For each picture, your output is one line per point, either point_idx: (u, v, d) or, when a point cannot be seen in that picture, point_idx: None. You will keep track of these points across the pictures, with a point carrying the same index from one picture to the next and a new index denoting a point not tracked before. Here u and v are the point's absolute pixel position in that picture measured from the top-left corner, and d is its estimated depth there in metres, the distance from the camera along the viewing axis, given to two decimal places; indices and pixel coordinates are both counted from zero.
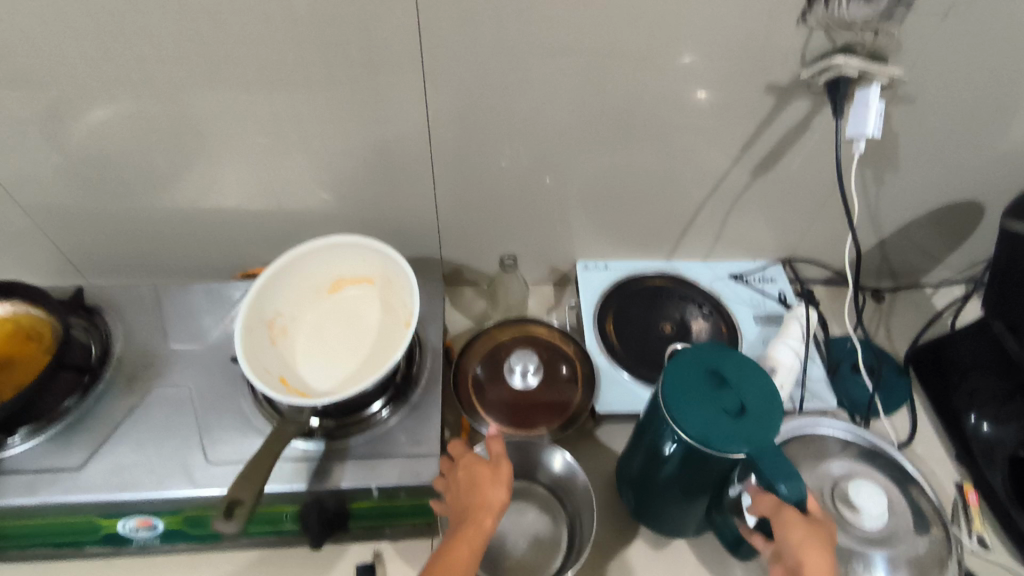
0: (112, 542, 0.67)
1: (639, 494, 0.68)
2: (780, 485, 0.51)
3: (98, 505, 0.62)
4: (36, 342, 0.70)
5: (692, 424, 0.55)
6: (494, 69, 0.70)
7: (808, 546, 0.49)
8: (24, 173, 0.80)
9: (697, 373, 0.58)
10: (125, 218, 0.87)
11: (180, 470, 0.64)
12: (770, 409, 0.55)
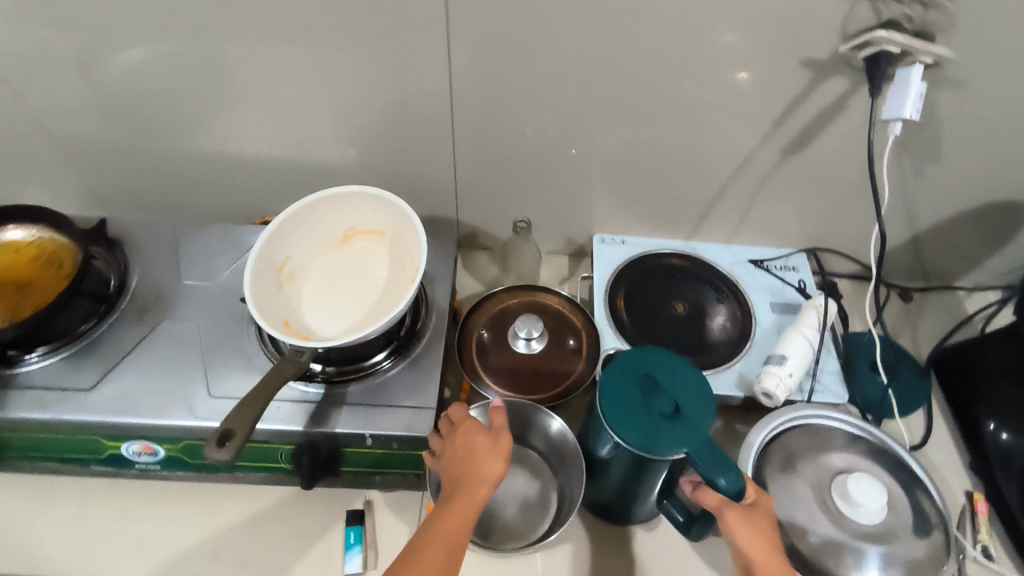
0: (115, 463, 0.70)
1: (595, 482, 0.68)
2: (719, 479, 0.51)
3: (102, 427, 0.64)
4: (57, 268, 0.71)
5: (629, 432, 0.54)
6: (520, 27, 0.69)
7: (752, 545, 0.51)
8: (57, 105, 0.82)
9: (631, 379, 0.57)
10: (151, 157, 0.89)
11: (181, 401, 0.66)
12: (705, 408, 0.55)
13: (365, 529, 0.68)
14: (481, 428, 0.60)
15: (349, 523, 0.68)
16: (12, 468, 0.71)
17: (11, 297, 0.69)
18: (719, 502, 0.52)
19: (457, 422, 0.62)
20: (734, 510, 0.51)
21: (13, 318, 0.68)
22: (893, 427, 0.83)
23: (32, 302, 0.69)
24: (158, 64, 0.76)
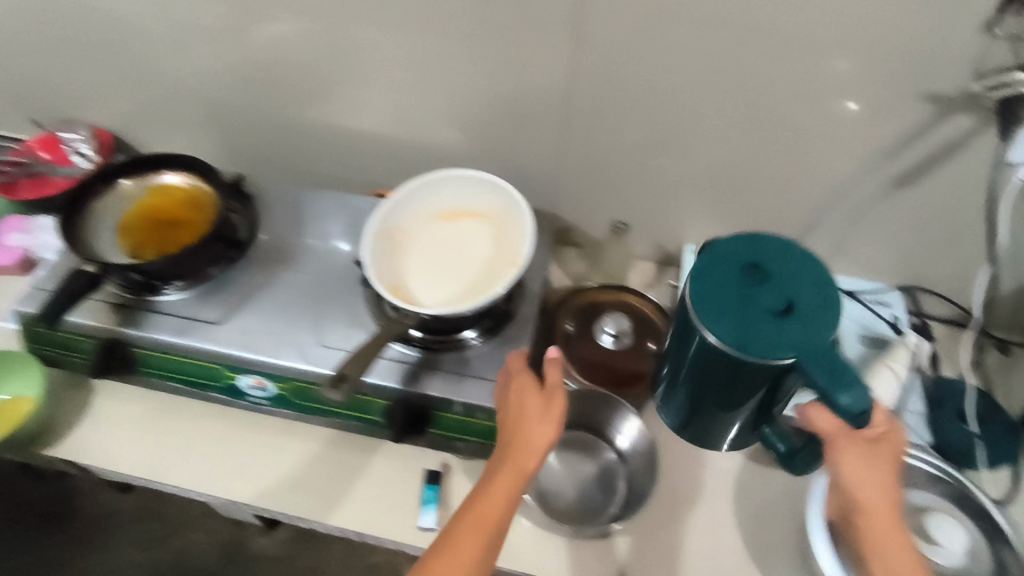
0: (228, 393, 0.77)
1: (680, 416, 0.68)
2: (841, 396, 0.50)
3: (225, 357, 0.72)
4: (202, 213, 0.80)
5: (727, 328, 0.53)
6: (643, 36, 0.72)
7: (861, 480, 0.53)
8: (210, 69, 0.91)
9: (735, 272, 0.56)
10: (279, 128, 0.97)
11: (295, 345, 0.72)
12: (821, 309, 0.53)
13: (440, 488, 0.73)
14: (533, 390, 0.60)
15: (426, 482, 0.73)
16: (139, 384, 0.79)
17: (161, 235, 0.78)
18: (835, 424, 0.53)
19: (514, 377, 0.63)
20: (845, 434, 0.53)
21: (163, 254, 0.76)
22: (975, 478, 0.81)
23: (178, 241, 0.77)
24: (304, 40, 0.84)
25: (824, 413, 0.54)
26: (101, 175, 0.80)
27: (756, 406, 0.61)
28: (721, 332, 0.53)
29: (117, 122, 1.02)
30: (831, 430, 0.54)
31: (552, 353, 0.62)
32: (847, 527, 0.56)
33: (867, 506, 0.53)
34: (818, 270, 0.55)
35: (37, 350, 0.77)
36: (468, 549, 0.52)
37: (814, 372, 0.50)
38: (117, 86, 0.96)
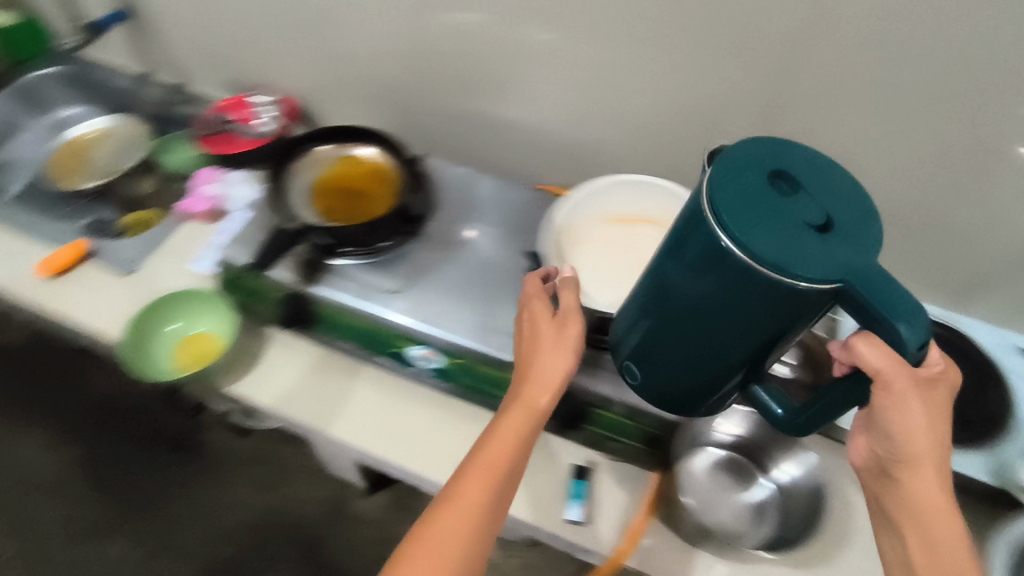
0: (394, 360, 0.78)
1: (659, 363, 0.57)
2: (900, 325, 0.41)
3: (400, 327, 0.76)
4: (385, 188, 0.85)
5: (773, 245, 0.42)
6: (862, 61, 0.70)
7: (922, 434, 0.47)
8: (399, 49, 0.94)
9: (759, 176, 0.45)
10: (451, 110, 1.00)
11: (467, 324, 0.76)
12: (861, 226, 0.45)
13: (586, 483, 0.73)
14: (546, 318, 0.58)
15: (573, 476, 0.73)
16: (304, 337, 0.82)
17: (348, 203, 0.84)
18: (888, 358, 0.43)
19: (530, 297, 0.61)
20: (899, 369, 0.43)
21: (348, 222, 0.82)
22: None
23: (364, 212, 0.83)
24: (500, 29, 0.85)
25: (876, 348, 0.43)
26: (300, 140, 0.86)
27: (749, 355, 0.52)
28: (760, 247, 0.42)
29: (297, 92, 1.08)
30: (888, 367, 0.43)
31: (572, 280, 0.60)
32: (875, 484, 0.52)
33: (915, 456, 0.48)
34: (848, 175, 0.47)
35: (234, 299, 0.81)
36: (475, 491, 0.51)
37: (874, 299, 0.41)
38: (305, 59, 1.02)
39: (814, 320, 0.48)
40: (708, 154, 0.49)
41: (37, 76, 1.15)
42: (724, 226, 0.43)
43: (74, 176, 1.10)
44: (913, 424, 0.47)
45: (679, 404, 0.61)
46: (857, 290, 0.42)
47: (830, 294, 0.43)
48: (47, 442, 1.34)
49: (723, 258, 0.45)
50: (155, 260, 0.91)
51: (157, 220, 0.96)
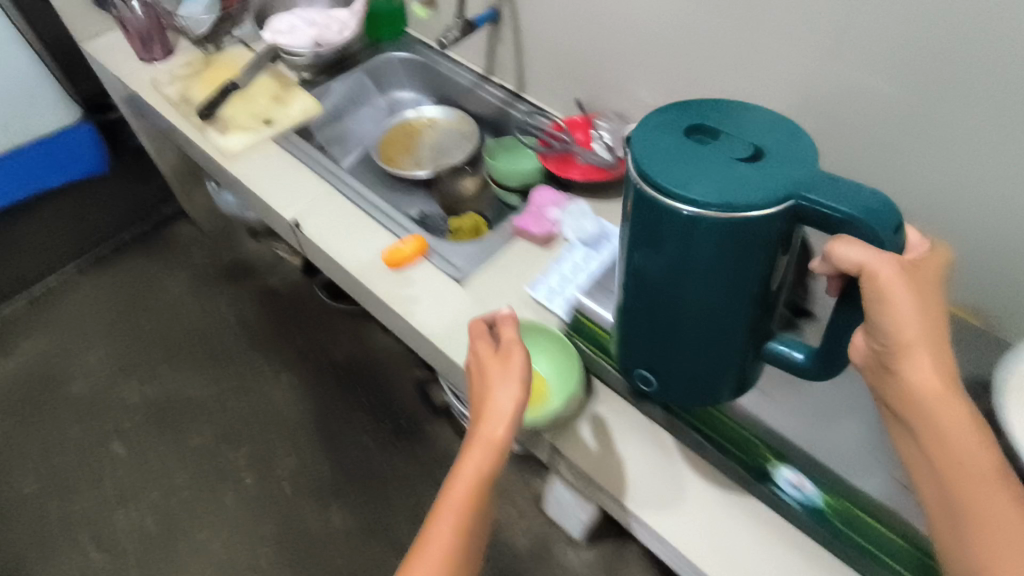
0: (748, 470, 0.65)
1: (648, 314, 0.58)
2: (879, 231, 0.44)
3: (773, 436, 0.64)
4: None
5: (711, 189, 0.46)
6: None
7: (911, 315, 0.47)
8: (806, 121, 0.78)
9: (678, 135, 0.50)
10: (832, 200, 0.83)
11: (862, 459, 0.62)
12: (788, 145, 0.49)
13: None
14: (492, 351, 0.60)
15: None
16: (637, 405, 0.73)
17: None
18: (872, 253, 0.46)
19: (477, 335, 0.63)
20: (883, 257, 0.45)
21: None
22: None
23: None
24: (994, 135, 0.64)
25: (860, 244, 0.46)
26: None
27: (746, 310, 0.53)
28: (704, 191, 0.45)
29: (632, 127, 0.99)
30: (868, 258, 0.46)
31: (511, 314, 0.63)
32: (878, 380, 0.51)
33: (910, 342, 0.47)
34: (762, 109, 0.52)
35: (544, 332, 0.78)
36: (444, 533, 0.53)
37: (832, 202, 0.45)
38: (662, 98, 0.92)
39: (792, 251, 0.52)
40: (626, 137, 0.52)
41: (392, 57, 1.20)
42: (662, 187, 0.47)
43: (400, 164, 1.14)
44: (911, 305, 0.46)
45: (689, 382, 0.61)
46: (812, 202, 0.45)
47: (788, 215, 0.46)
48: (292, 390, 1.42)
49: (671, 220, 0.48)
50: (487, 274, 0.87)
51: (487, 232, 0.94)
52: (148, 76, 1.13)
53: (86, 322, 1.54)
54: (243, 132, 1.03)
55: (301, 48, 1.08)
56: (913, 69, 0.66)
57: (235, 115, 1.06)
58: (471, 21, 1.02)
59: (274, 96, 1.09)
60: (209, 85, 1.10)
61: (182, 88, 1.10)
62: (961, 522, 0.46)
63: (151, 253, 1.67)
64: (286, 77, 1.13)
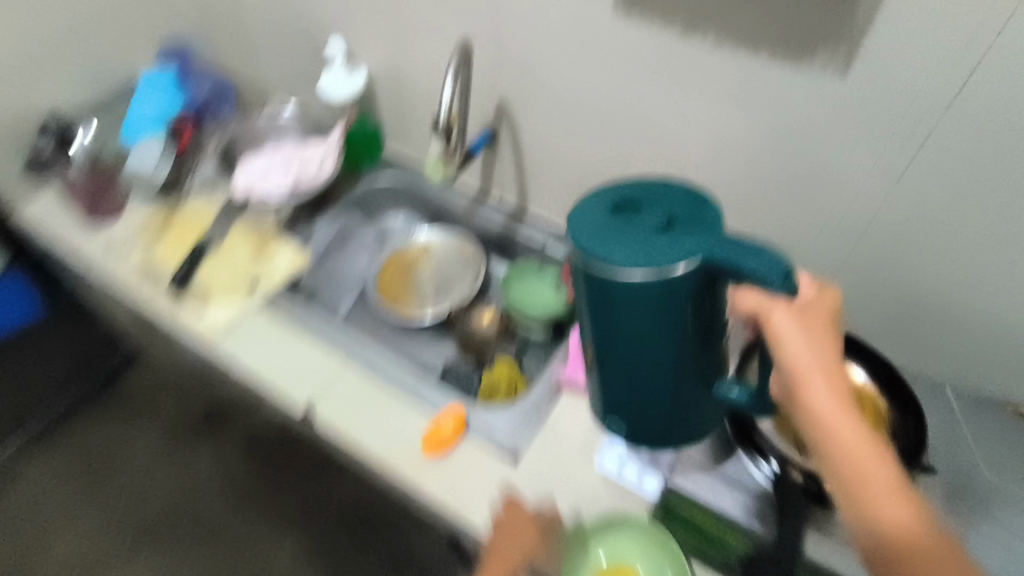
0: None
1: (620, 372, 0.66)
2: (773, 283, 0.50)
3: None
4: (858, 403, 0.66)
5: (629, 256, 0.56)
6: None
7: (802, 348, 0.51)
8: (869, 244, 0.73)
9: (606, 212, 0.60)
10: (899, 320, 0.77)
11: None
12: (697, 214, 0.58)
13: None
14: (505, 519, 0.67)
15: None
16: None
17: None
18: (763, 301, 0.52)
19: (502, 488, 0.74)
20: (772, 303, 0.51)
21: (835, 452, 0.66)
22: None
23: None
24: None
25: (752, 290, 0.53)
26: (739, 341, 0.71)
27: (689, 353, 0.62)
28: (622, 259, 0.56)
29: None
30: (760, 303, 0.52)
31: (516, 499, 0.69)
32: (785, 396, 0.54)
33: (803, 371, 0.51)
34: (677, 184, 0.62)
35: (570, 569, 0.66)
36: None
37: (727, 258, 0.52)
38: None
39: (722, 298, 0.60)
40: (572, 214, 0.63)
41: (375, 183, 1.10)
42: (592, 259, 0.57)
43: (404, 307, 1.03)
44: (806, 338, 0.51)
45: (657, 424, 0.69)
46: (709, 260, 0.53)
47: (699, 271, 0.55)
48: (299, 556, 1.25)
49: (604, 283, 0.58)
50: (540, 444, 0.78)
51: (525, 389, 0.85)
52: (98, 243, 0.97)
53: (44, 511, 1.34)
54: (228, 303, 0.90)
55: (278, 196, 0.98)
56: (1004, 183, 0.61)
57: (214, 281, 0.92)
58: (468, 151, 0.90)
59: (256, 252, 0.96)
60: (176, 248, 0.96)
61: (143, 256, 0.95)
62: (871, 519, 0.48)
63: (108, 414, 1.46)
64: (264, 224, 1.00)
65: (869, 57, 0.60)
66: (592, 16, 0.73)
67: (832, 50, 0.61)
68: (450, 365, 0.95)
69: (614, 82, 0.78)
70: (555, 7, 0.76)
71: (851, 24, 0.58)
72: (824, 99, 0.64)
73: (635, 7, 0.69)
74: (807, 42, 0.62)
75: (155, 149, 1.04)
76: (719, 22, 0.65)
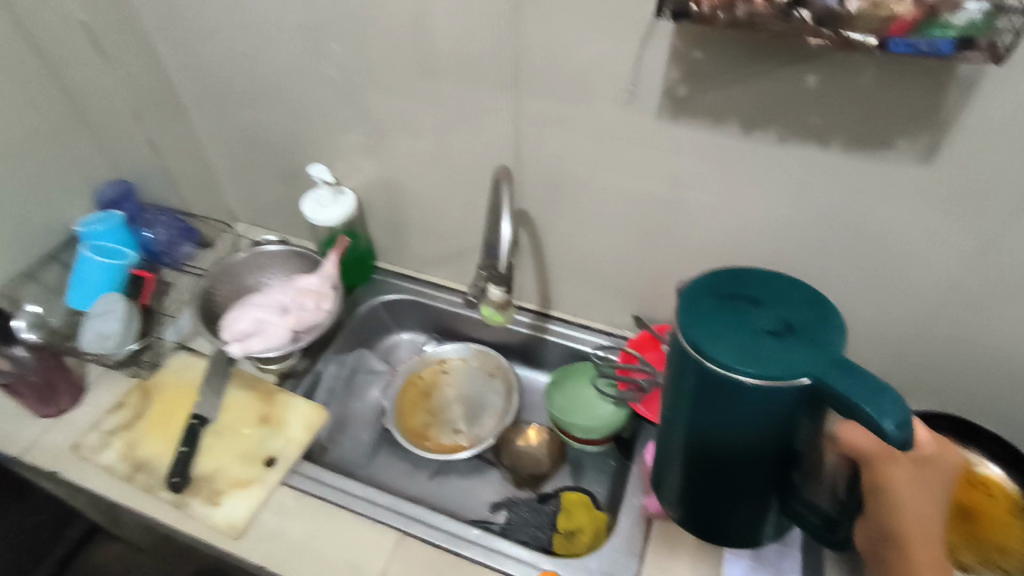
0: None
1: (692, 474, 0.59)
2: (888, 423, 0.42)
3: None
4: (987, 491, 0.63)
5: (735, 355, 0.49)
6: None
7: (907, 502, 0.54)
8: (953, 316, 0.70)
9: (715, 298, 0.54)
10: (988, 383, 0.74)
11: None
12: (819, 327, 0.51)
13: None
14: None
15: None
16: None
17: (955, 527, 0.62)
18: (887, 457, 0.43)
19: None
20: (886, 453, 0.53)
21: (978, 557, 0.61)
22: None
23: (992, 538, 0.61)
24: None
25: (862, 432, 0.54)
26: None
27: (770, 471, 0.54)
28: (723, 352, 0.49)
29: None
30: (872, 448, 0.53)
31: None
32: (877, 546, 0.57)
33: (906, 530, 0.55)
34: (802, 288, 0.55)
35: None
36: None
37: (843, 387, 0.45)
38: None
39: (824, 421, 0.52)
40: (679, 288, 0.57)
41: (374, 302, 1.00)
42: (693, 344, 0.51)
43: (438, 441, 0.92)
44: (904, 490, 0.54)
45: (722, 529, 0.62)
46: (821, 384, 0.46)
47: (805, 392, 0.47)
48: None
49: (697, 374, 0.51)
50: None
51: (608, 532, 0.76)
52: (62, 441, 0.80)
53: None
54: (242, 490, 0.75)
55: (276, 350, 0.84)
56: None
57: (220, 466, 0.78)
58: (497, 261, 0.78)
59: (261, 418, 0.82)
60: (163, 431, 0.81)
61: (123, 448, 0.79)
62: None
63: None
64: (262, 382, 0.86)
65: (954, 146, 0.57)
66: (632, 121, 0.68)
67: (915, 139, 0.58)
68: (513, 501, 0.84)
69: (658, 182, 0.72)
70: (587, 114, 0.70)
71: (936, 115, 0.56)
72: (904, 185, 0.61)
73: (684, 110, 0.65)
74: (885, 134, 0.58)
75: (116, 318, 0.85)
76: (784, 119, 0.61)
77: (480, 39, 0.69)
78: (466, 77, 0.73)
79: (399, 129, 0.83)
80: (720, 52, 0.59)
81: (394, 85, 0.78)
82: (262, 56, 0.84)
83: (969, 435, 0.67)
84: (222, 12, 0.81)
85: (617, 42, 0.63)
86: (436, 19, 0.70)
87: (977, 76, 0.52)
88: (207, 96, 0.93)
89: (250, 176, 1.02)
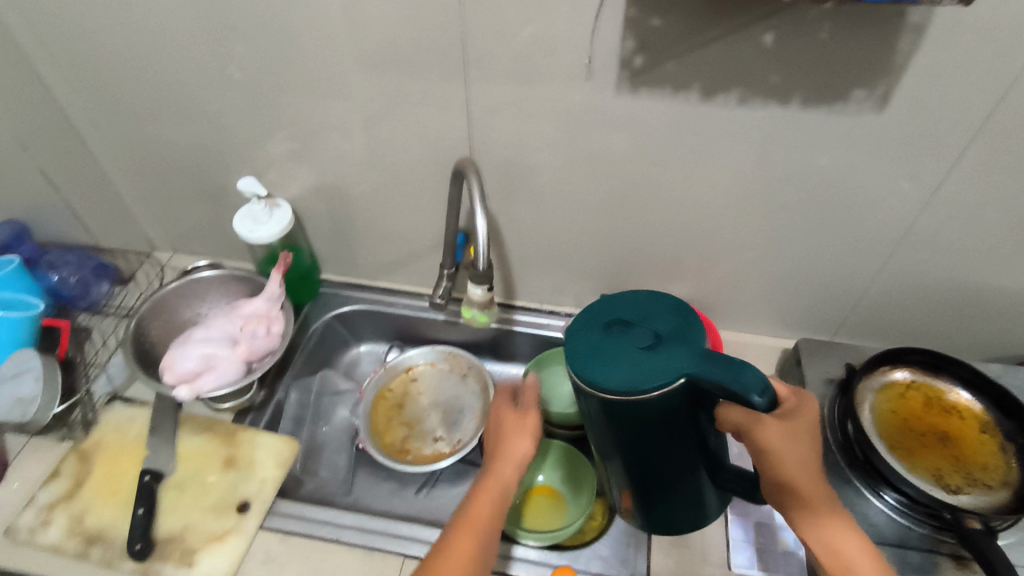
0: None
1: (620, 471, 0.55)
2: (753, 396, 0.41)
3: None
4: (958, 415, 0.68)
5: (621, 375, 0.45)
6: None
7: (782, 454, 0.45)
8: (909, 255, 0.73)
9: (590, 321, 0.50)
10: (942, 311, 0.78)
11: None
12: (682, 322, 0.48)
13: None
14: None
15: None
16: None
17: (938, 451, 0.66)
18: (744, 415, 0.45)
19: None
20: (759, 421, 0.44)
21: (968, 475, 0.64)
22: None
23: (972, 457, 0.65)
24: None
25: (736, 405, 0.45)
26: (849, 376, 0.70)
27: (692, 455, 0.50)
28: (610, 379, 0.45)
29: (696, 292, 0.85)
30: (744, 419, 0.45)
31: None
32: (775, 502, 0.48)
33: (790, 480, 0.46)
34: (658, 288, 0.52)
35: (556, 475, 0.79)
36: None
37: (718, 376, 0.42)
38: (732, 259, 0.79)
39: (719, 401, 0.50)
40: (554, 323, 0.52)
41: (328, 317, 0.94)
42: (582, 378, 0.46)
43: (419, 453, 0.87)
44: (769, 441, 0.45)
45: (665, 517, 0.58)
46: (699, 379, 0.43)
47: (690, 390, 0.44)
48: None
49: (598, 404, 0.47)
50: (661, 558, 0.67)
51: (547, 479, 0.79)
52: None
53: None
54: (219, 545, 0.68)
55: (233, 385, 0.77)
56: None
57: (187, 523, 0.70)
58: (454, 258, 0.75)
59: (227, 462, 0.75)
60: (115, 494, 0.72)
61: (68, 522, 0.69)
62: None
63: None
64: (219, 422, 0.79)
65: (907, 91, 0.58)
66: (591, 98, 0.66)
67: (868, 89, 0.59)
68: None
69: (621, 159, 0.71)
70: (542, 94, 0.67)
71: (886, 63, 0.57)
72: (861, 133, 0.62)
73: (643, 80, 0.63)
74: (842, 87, 0.59)
75: (33, 378, 0.76)
76: (742, 80, 0.61)
77: (419, 26, 0.64)
78: (410, 66, 0.68)
79: (335, 131, 0.77)
80: (676, 19, 0.57)
81: (326, 81, 0.72)
82: (166, 61, 0.74)
83: (934, 365, 0.71)
84: (109, 20, 0.71)
85: (570, 16, 0.60)
86: (368, 9, 0.64)
87: (928, 19, 0.53)
88: (106, 116, 0.82)
89: (169, 199, 0.92)
